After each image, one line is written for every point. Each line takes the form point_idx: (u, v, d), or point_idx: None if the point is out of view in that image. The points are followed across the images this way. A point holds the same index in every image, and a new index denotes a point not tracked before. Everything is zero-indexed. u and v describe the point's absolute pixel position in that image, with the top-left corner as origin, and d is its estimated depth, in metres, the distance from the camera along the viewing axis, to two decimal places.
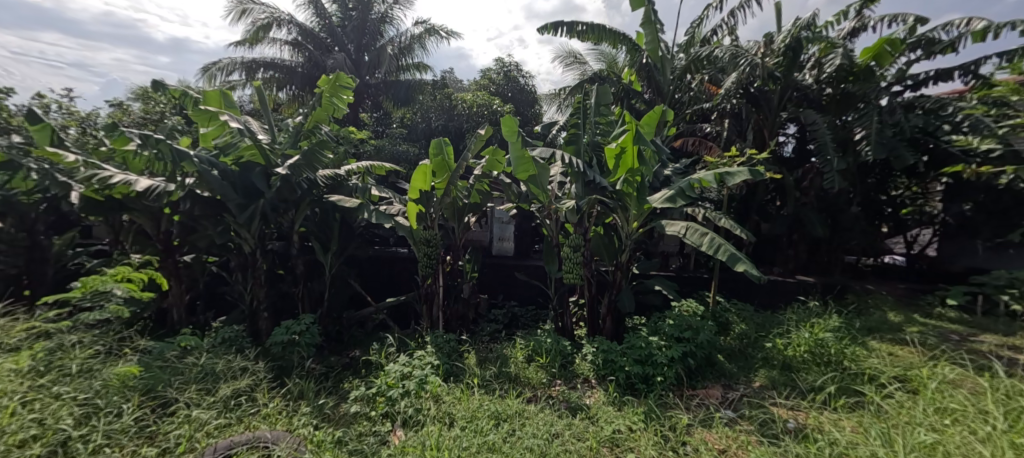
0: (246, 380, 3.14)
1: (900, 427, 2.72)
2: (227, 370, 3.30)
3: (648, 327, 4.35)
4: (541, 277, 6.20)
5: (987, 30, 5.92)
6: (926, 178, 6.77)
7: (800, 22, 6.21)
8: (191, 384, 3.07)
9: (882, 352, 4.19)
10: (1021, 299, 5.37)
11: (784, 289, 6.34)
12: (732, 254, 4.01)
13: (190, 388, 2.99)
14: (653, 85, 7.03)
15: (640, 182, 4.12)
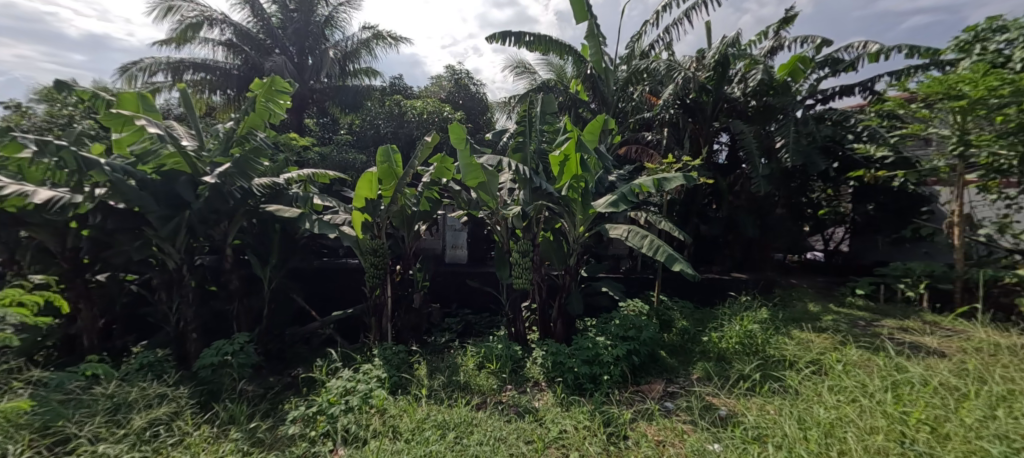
0: (164, 408, 2.85)
1: (808, 406, 3.00)
2: (141, 399, 2.98)
3: (597, 328, 4.46)
4: (494, 283, 6.19)
5: (880, 52, 6.75)
6: (838, 182, 7.64)
7: (726, 40, 6.87)
8: (96, 416, 2.75)
9: (803, 339, 4.59)
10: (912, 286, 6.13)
11: (720, 286, 6.78)
12: (670, 254, 4.22)
13: (95, 420, 2.67)
14: (598, 94, 7.30)
15: (584, 188, 4.32)
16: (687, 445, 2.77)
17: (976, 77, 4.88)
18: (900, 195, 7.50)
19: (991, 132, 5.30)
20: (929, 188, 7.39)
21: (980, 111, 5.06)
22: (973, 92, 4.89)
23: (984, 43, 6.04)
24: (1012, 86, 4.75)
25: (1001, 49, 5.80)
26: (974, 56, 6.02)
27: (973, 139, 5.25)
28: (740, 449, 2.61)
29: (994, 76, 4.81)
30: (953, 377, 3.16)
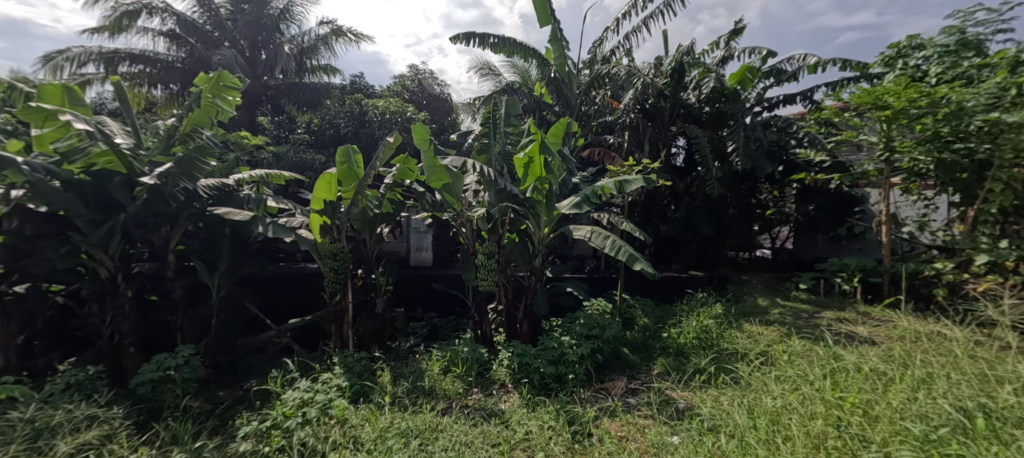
0: (95, 431, 2.61)
1: (756, 396, 3.15)
2: (68, 422, 2.72)
3: (563, 328, 4.51)
4: (459, 285, 6.13)
5: (817, 64, 7.23)
6: (782, 183, 8.17)
7: (681, 49, 7.17)
8: (13, 444, 2.48)
9: (754, 332, 4.83)
10: (849, 280, 6.61)
11: (678, 283, 7.05)
12: (632, 254, 4.33)
13: (11, 449, 2.41)
14: (562, 98, 7.40)
15: (548, 189, 4.37)
16: (648, 439, 2.84)
17: (899, 89, 5.30)
18: (837, 197, 8.11)
19: (912, 139, 5.83)
20: (860, 189, 7.97)
21: (902, 120, 5.54)
22: (897, 103, 5.33)
23: (905, 59, 6.73)
24: (928, 98, 5.24)
25: (919, 64, 6.49)
26: (898, 70, 6.66)
27: (897, 146, 5.75)
28: (696, 440, 2.71)
29: (913, 88, 5.27)
30: (880, 363, 3.37)
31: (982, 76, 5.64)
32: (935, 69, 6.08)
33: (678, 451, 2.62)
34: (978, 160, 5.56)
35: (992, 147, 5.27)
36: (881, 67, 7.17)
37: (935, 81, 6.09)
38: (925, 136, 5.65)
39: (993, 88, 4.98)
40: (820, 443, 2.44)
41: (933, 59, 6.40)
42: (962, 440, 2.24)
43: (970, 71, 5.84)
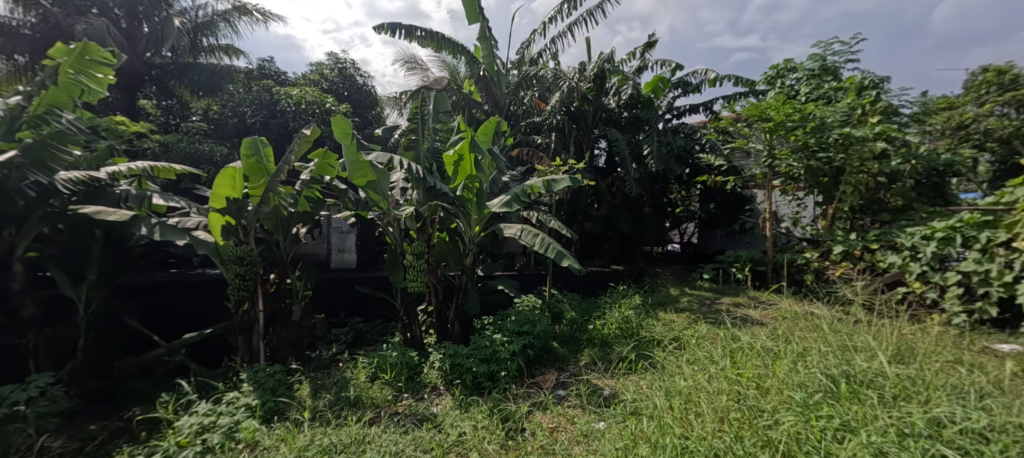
0: None
1: (670, 378, 3.38)
2: None
3: (494, 326, 4.50)
4: (385, 288, 5.86)
5: (716, 79, 7.99)
6: (689, 183, 8.94)
7: (603, 56, 7.57)
8: None
9: (667, 318, 5.23)
10: (741, 269, 7.35)
11: (601, 277, 7.39)
12: (560, 251, 4.42)
13: None
14: (491, 96, 7.39)
15: (478, 188, 4.32)
16: (578, 428, 2.91)
17: (778, 105, 6.17)
18: (730, 196, 9.00)
19: (787, 148, 6.74)
20: (748, 189, 8.99)
21: (780, 132, 6.44)
22: (777, 117, 6.19)
23: (783, 79, 8.28)
24: (800, 114, 6.20)
25: (793, 84, 8.04)
26: (777, 88, 8.25)
27: (776, 154, 6.68)
28: (621, 424, 2.84)
29: (789, 105, 6.16)
30: (767, 341, 3.77)
31: (836, 97, 7.24)
32: (805, 89, 7.63)
33: (605, 436, 2.72)
34: (834, 167, 6.61)
35: (844, 157, 6.29)
36: (764, 85, 8.53)
37: (805, 98, 7.64)
38: (797, 145, 6.57)
39: (845, 108, 6.22)
40: (724, 416, 2.67)
41: (803, 80, 8.02)
42: (831, 402, 2.57)
43: (829, 92, 7.36)
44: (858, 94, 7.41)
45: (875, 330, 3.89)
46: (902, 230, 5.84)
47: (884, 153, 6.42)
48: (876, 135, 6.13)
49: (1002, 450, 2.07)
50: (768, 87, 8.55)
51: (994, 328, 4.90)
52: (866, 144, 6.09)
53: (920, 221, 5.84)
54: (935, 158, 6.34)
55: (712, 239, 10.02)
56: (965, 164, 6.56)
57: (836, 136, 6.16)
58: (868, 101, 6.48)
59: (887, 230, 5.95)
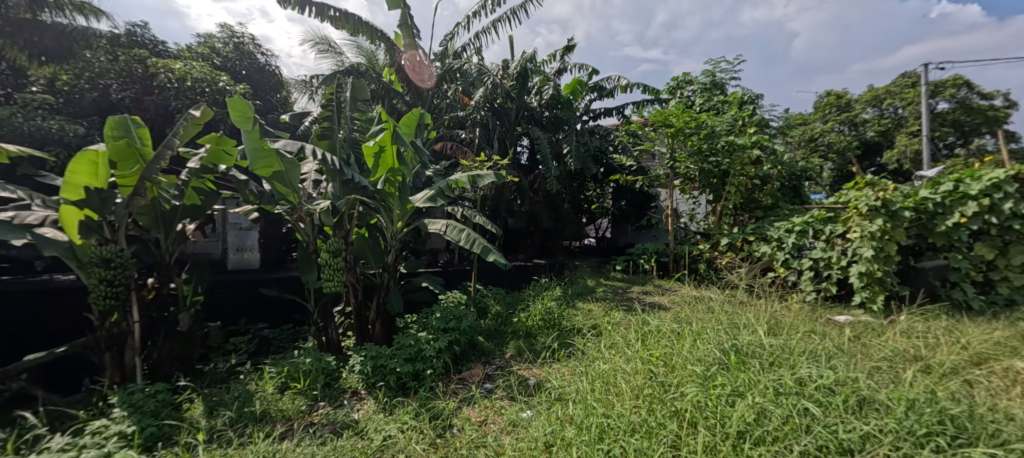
0: None
1: (589, 363, 3.52)
2: None
3: (419, 324, 4.34)
4: (295, 289, 5.38)
5: (628, 86, 8.51)
6: (603, 182, 9.47)
7: (526, 55, 7.73)
8: None
9: (585, 307, 5.48)
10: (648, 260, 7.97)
11: (524, 271, 7.51)
12: (486, 246, 4.36)
13: None
14: (413, 88, 7.13)
15: (401, 182, 4.11)
16: (505, 419, 2.91)
17: (678, 113, 6.85)
18: (638, 194, 9.62)
19: (685, 152, 7.48)
20: (654, 188, 9.61)
21: (680, 137, 7.13)
22: (677, 124, 6.89)
23: (681, 90, 9.40)
24: (695, 123, 7.00)
25: (689, 95, 9.21)
26: (676, 97, 9.35)
27: (676, 157, 7.33)
28: (547, 410, 2.89)
29: (687, 113, 6.89)
30: (671, 323, 4.08)
31: (722, 108, 8.45)
32: (699, 100, 8.79)
33: (532, 424, 2.74)
34: (722, 170, 7.38)
35: (728, 162, 7.13)
36: (666, 94, 9.46)
37: (699, 108, 8.79)
38: (693, 150, 7.34)
39: (729, 119, 7.18)
40: (638, 394, 2.82)
41: (697, 92, 9.25)
42: (724, 373, 2.83)
43: (717, 105, 8.54)
44: (741, 107, 8.79)
45: (752, 309, 4.42)
46: (772, 225, 6.70)
47: (759, 159, 7.37)
48: (752, 144, 7.03)
49: (844, 400, 2.42)
50: (670, 96, 9.37)
51: (835, 303, 5.93)
52: (745, 151, 7.03)
53: (785, 217, 6.88)
54: (794, 164, 7.64)
55: (624, 233, 10.67)
56: (813, 170, 8.05)
57: (722, 142, 7.02)
58: (747, 115, 7.50)
59: (761, 225, 6.90)
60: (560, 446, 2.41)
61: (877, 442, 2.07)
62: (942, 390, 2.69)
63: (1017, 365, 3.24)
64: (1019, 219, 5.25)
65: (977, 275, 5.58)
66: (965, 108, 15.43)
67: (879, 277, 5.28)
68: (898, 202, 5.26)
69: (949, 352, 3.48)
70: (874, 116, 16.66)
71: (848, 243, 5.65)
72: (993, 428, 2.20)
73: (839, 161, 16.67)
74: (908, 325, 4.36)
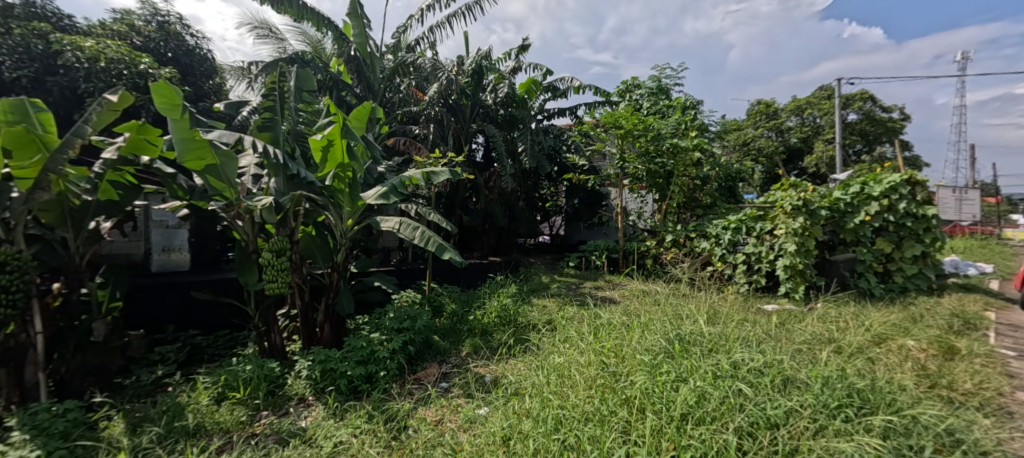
0: None
1: (544, 358, 3.55)
2: None
3: (370, 325, 4.17)
4: (233, 292, 5.01)
5: (581, 87, 8.67)
6: (557, 180, 9.64)
7: (481, 52, 7.68)
8: None
9: (540, 303, 5.54)
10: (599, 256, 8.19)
11: (479, 269, 7.46)
12: (441, 244, 4.25)
13: None
14: (363, 80, 6.84)
15: (352, 178, 3.93)
16: (462, 416, 2.85)
17: (628, 115, 7.08)
18: (591, 193, 9.78)
19: (634, 153, 7.72)
20: (604, 187, 9.90)
21: (630, 138, 7.34)
22: (627, 126, 7.12)
23: (630, 93, 9.76)
24: (643, 125, 7.26)
25: (637, 98, 9.62)
26: (626, 99, 9.68)
27: (626, 157, 7.56)
28: (503, 406, 2.86)
29: (636, 116, 7.13)
30: (621, 316, 4.20)
31: (668, 112, 8.89)
32: (647, 104, 9.19)
33: (488, 421, 2.69)
34: (667, 170, 7.69)
35: (672, 163, 7.48)
36: (617, 97, 9.76)
37: (647, 111, 9.18)
38: (641, 151, 7.61)
39: (674, 122, 7.55)
40: (592, 384, 2.86)
41: (645, 96, 9.68)
42: (669, 361, 2.94)
43: (663, 108, 8.96)
44: (684, 111, 9.29)
45: (694, 301, 4.65)
46: (711, 222, 7.07)
47: (700, 161, 7.82)
48: (693, 147, 7.55)
49: (770, 380, 2.60)
50: (620, 98, 9.66)
51: (765, 293, 6.42)
52: (687, 153, 7.43)
53: (722, 214, 7.37)
54: (730, 166, 8.18)
55: (577, 230, 10.86)
56: (746, 171, 8.67)
57: (668, 144, 7.37)
58: (689, 118, 7.95)
59: (702, 222, 7.27)
60: (516, 439, 2.38)
61: (798, 417, 2.24)
62: (851, 367, 2.97)
63: (904, 342, 3.79)
64: (912, 217, 6.03)
65: (878, 266, 6.24)
66: (868, 119, 17.87)
67: (800, 269, 5.81)
68: (814, 201, 6.00)
69: (856, 334, 3.87)
70: (797, 124, 18.28)
71: (776, 238, 6.13)
72: (890, 397, 2.47)
73: (768, 163, 18.12)
74: (824, 310, 4.82)
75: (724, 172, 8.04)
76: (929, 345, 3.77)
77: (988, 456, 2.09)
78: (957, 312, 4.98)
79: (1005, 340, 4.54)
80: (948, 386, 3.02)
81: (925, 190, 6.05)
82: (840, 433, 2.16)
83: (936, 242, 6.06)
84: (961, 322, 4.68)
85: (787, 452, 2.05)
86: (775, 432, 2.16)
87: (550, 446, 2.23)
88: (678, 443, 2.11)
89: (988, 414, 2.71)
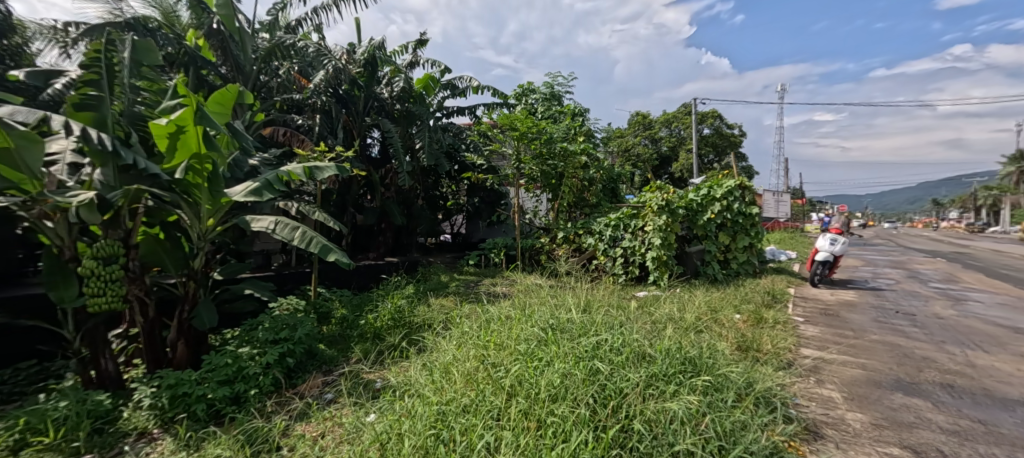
0: None
1: (434, 355, 3.47)
2: None
3: (239, 340, 3.65)
4: (47, 312, 4.00)
5: (480, 87, 8.71)
6: (456, 178, 9.68)
7: (374, 42, 7.26)
8: None
9: (437, 303, 5.42)
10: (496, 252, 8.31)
11: (373, 270, 7.02)
12: (325, 245, 3.88)
13: None
14: (229, 58, 5.98)
15: (212, 172, 3.39)
16: (343, 426, 2.62)
17: (522, 118, 7.34)
18: (491, 192, 9.88)
19: (529, 154, 8.01)
20: (503, 186, 10.10)
21: (525, 139, 7.59)
22: (521, 128, 7.38)
23: (526, 97, 10.10)
24: (537, 129, 7.64)
25: (532, 102, 10.02)
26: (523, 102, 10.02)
27: (522, 158, 7.82)
28: (389, 409, 2.70)
29: (529, 119, 7.43)
30: (509, 310, 4.31)
31: (559, 117, 9.43)
32: (541, 108, 9.63)
33: (369, 425, 2.51)
34: (559, 171, 8.12)
35: (562, 165, 7.94)
36: (514, 99, 10.04)
37: (541, 115, 9.62)
38: (536, 153, 7.95)
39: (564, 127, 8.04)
40: (468, 377, 2.83)
41: (539, 101, 10.12)
42: (542, 348, 3.05)
43: (555, 114, 9.47)
44: (574, 117, 9.94)
45: (571, 291, 5.00)
46: (596, 220, 7.61)
47: (586, 164, 8.44)
48: (581, 151, 8.11)
49: (625, 355, 2.85)
50: (517, 101, 9.92)
51: (637, 282, 7.21)
52: (574, 157, 7.98)
53: (603, 213, 8.11)
54: (611, 170, 8.97)
55: (477, 229, 10.91)
56: (625, 175, 9.61)
57: (559, 147, 7.84)
58: (578, 124, 8.52)
59: (589, 220, 7.81)
60: (392, 439, 2.24)
61: (637, 385, 2.48)
62: (687, 339, 3.45)
63: (731, 314, 4.67)
64: (741, 215, 7.35)
65: (720, 256, 7.40)
66: (718, 134, 21.17)
67: (663, 260, 6.66)
68: (674, 201, 6.87)
69: (702, 312, 4.54)
70: (666, 135, 20.88)
71: (646, 233, 6.88)
72: (710, 360, 2.93)
73: (643, 167, 20.34)
74: (683, 294, 5.59)
75: (606, 175, 8.77)
76: (747, 317, 4.73)
77: (772, 399, 2.66)
78: (770, 289, 6.24)
79: (798, 309, 5.78)
80: (755, 348, 3.74)
81: (752, 194, 7.48)
82: (672, 395, 2.48)
83: (758, 235, 7.46)
84: (771, 298, 5.86)
85: (630, 417, 2.25)
86: (624, 401, 2.36)
87: (425, 443, 2.13)
88: (542, 422, 2.20)
89: (779, 367, 3.41)
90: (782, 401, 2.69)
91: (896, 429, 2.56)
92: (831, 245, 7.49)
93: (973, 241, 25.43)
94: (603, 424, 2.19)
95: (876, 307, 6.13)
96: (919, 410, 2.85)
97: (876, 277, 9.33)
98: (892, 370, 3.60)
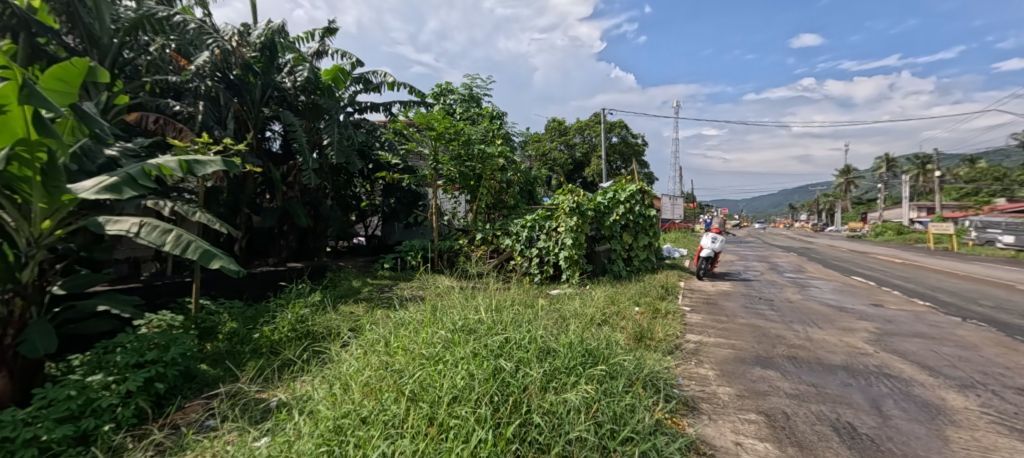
0: None
1: (337, 365, 3.25)
2: None
3: (89, 368, 3.06)
4: None
5: (395, 84, 8.39)
6: (369, 178, 9.28)
7: (272, 25, 6.60)
8: None
9: (347, 310, 5.07)
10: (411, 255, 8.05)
11: (270, 278, 6.36)
12: (207, 250, 3.42)
13: None
14: (78, 27, 4.99)
15: (51, 162, 2.86)
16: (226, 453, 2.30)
17: (438, 117, 7.33)
18: (407, 193, 9.60)
19: (447, 155, 7.97)
20: (421, 186, 9.92)
21: (443, 140, 7.56)
22: (438, 128, 7.33)
23: (444, 97, 9.98)
24: (455, 130, 7.59)
25: (450, 103, 9.93)
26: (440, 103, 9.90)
27: (439, 159, 7.75)
28: (281, 429, 2.43)
29: (447, 119, 7.40)
30: (418, 313, 4.21)
31: (477, 119, 9.46)
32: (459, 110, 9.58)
33: (255, 448, 2.25)
34: (478, 173, 8.11)
35: (480, 167, 7.95)
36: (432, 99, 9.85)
37: (459, 116, 9.60)
38: (454, 154, 7.92)
39: (481, 129, 8.14)
40: (370, 387, 2.69)
41: (457, 102, 10.05)
42: (449, 350, 3.03)
43: (473, 116, 9.48)
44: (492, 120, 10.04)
45: (488, 292, 5.05)
46: (513, 222, 7.77)
47: (504, 166, 8.56)
48: (499, 154, 8.16)
49: (530, 352, 2.95)
50: (436, 101, 9.75)
51: (551, 281, 7.50)
52: (493, 159, 8.01)
53: (518, 215, 8.34)
54: (528, 173, 9.21)
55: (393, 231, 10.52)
56: (541, 178, 9.94)
57: (477, 149, 7.87)
58: (495, 127, 8.63)
59: (506, 221, 7.95)
60: None
61: (538, 380, 2.57)
62: (591, 332, 3.68)
63: (631, 308, 5.08)
64: (642, 216, 8.03)
65: (624, 254, 8.00)
66: (624, 142, 22.88)
67: (575, 259, 7.03)
68: (584, 204, 7.31)
69: (610, 308, 4.87)
70: (580, 141, 22.06)
71: (560, 234, 7.24)
72: (607, 351, 3.16)
73: (560, 171, 21.24)
74: (595, 290, 5.93)
75: (523, 177, 9.00)
76: (645, 309, 5.18)
77: (659, 381, 2.94)
78: (663, 283, 6.90)
79: (686, 300, 6.46)
80: (650, 336, 4.09)
81: (650, 197, 8.19)
82: (570, 385, 2.62)
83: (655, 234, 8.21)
84: (665, 291, 6.49)
85: (530, 411, 2.31)
86: (524, 396, 2.42)
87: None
88: (446, 425, 2.16)
89: (667, 352, 3.80)
90: (666, 383, 2.98)
91: (753, 398, 2.97)
92: (713, 243, 8.49)
93: (820, 239, 30.63)
94: (505, 420, 2.23)
95: (745, 295, 7.10)
96: (771, 380, 3.34)
97: (747, 270, 10.80)
98: (754, 348, 4.19)
